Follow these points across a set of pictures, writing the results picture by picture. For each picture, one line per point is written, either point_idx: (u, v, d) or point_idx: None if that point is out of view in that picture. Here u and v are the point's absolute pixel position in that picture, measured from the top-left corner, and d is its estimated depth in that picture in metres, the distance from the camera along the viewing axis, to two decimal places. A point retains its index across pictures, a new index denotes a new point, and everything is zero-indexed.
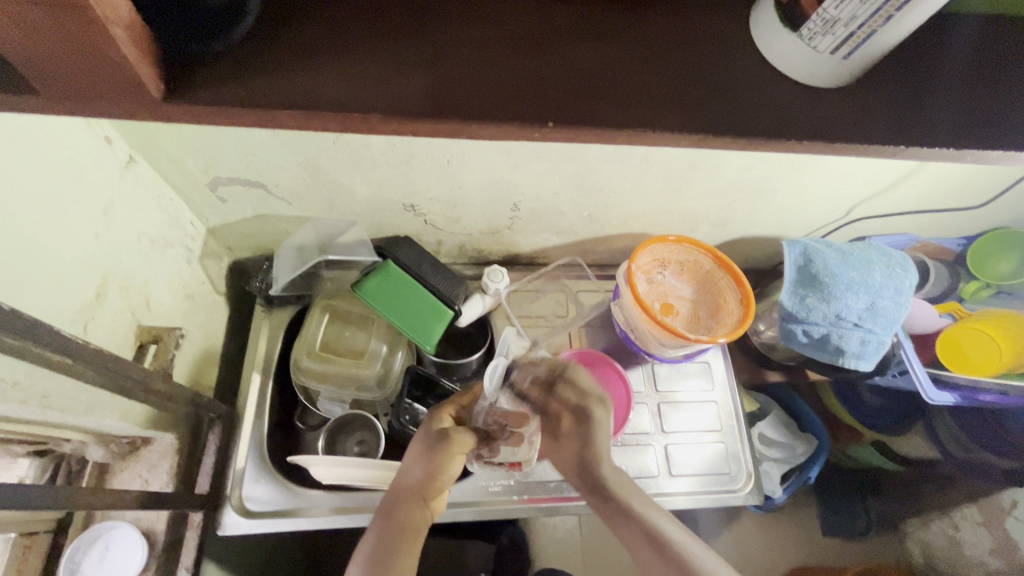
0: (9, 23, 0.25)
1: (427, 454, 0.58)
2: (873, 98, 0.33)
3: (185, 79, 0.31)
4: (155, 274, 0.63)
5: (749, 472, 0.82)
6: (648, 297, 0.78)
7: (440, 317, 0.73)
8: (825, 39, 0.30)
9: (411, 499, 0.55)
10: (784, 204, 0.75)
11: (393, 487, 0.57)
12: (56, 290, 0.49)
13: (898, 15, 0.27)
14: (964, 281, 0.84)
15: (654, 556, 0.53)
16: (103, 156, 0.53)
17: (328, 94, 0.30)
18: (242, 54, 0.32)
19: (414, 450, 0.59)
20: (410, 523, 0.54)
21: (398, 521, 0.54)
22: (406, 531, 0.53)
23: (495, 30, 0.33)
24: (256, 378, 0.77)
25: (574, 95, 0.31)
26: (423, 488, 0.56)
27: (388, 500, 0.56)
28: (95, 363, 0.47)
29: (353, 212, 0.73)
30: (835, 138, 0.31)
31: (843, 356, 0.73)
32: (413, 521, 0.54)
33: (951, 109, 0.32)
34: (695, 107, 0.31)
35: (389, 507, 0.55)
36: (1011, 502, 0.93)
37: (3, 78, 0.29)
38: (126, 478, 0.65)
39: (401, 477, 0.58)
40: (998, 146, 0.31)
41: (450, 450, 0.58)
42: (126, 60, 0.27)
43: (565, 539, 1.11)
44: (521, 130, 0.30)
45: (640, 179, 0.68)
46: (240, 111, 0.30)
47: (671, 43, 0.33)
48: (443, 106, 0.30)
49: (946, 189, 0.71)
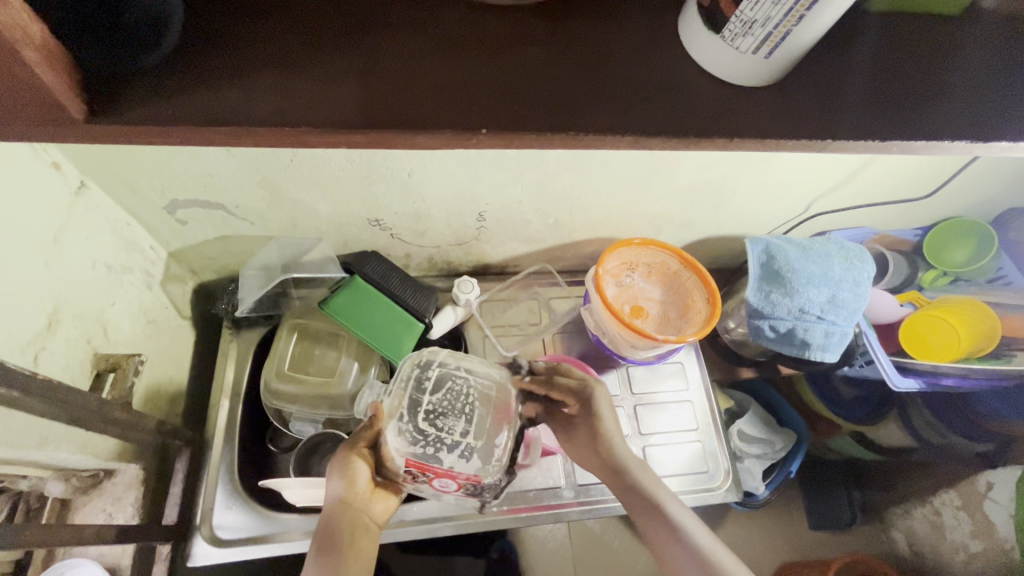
0: None
1: (336, 465, 0.56)
2: (797, 94, 0.34)
3: (111, 101, 0.31)
4: (112, 300, 0.62)
5: (727, 469, 0.83)
6: (618, 301, 0.79)
7: (409, 329, 0.73)
8: (746, 40, 0.31)
9: (348, 512, 0.55)
10: (744, 203, 0.77)
11: (325, 505, 0.55)
12: (4, 320, 0.48)
13: (810, 13, 0.28)
14: (924, 270, 0.87)
15: (662, 531, 0.54)
16: (49, 182, 0.52)
17: (261, 108, 0.30)
18: (170, 69, 0.32)
19: (334, 463, 0.57)
20: (343, 541, 0.52)
21: (332, 540, 0.52)
22: (341, 550, 0.52)
23: (434, 38, 0.33)
24: (225, 403, 0.75)
25: (509, 103, 0.31)
26: (344, 501, 0.55)
27: (320, 523, 0.54)
28: (44, 395, 0.46)
29: (319, 229, 0.73)
30: (762, 134, 0.32)
31: (808, 348, 0.74)
32: (354, 529, 0.54)
33: (872, 102, 0.34)
34: (628, 107, 0.32)
35: (320, 534, 0.53)
36: (987, 485, 0.98)
37: None
38: (89, 512, 0.63)
39: (328, 493, 0.55)
40: (920, 136, 0.32)
41: (352, 454, 0.57)
42: (44, 84, 0.27)
43: (553, 549, 1.09)
44: (455, 138, 0.30)
45: (601, 183, 0.69)
46: (163, 130, 0.30)
47: (611, 45, 0.34)
48: (377, 118, 0.30)
49: (897, 182, 0.74)
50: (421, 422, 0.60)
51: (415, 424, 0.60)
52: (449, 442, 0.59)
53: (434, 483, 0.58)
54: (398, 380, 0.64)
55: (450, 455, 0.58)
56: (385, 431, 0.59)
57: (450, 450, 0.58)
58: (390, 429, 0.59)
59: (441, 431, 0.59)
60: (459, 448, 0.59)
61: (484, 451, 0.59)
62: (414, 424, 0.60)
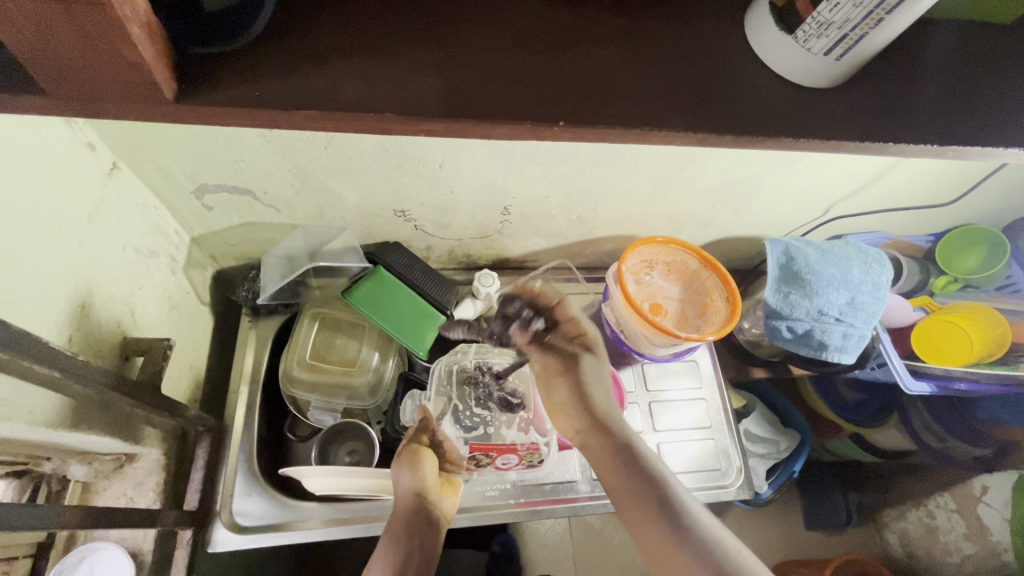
0: (27, 26, 0.25)
1: (403, 460, 0.64)
2: (858, 96, 0.35)
3: (196, 83, 0.31)
4: (140, 284, 0.61)
5: (739, 466, 0.84)
6: (637, 297, 0.79)
7: (430, 320, 0.73)
8: (819, 41, 0.31)
9: (418, 501, 0.62)
10: (766, 204, 0.77)
11: (398, 494, 0.63)
12: (40, 298, 0.47)
13: (889, 17, 0.29)
14: (934, 276, 0.87)
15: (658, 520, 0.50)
16: (85, 162, 0.52)
17: (342, 94, 0.31)
18: (250, 55, 0.32)
19: (402, 459, 0.64)
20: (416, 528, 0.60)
21: (406, 526, 0.60)
22: (414, 535, 0.59)
23: (507, 31, 0.34)
24: (245, 390, 0.75)
25: (582, 97, 0.32)
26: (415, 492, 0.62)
27: (397, 511, 0.61)
28: (83, 375, 0.46)
29: (343, 218, 0.73)
30: (826, 135, 0.33)
31: (826, 350, 0.75)
32: (425, 517, 0.61)
33: (934, 109, 0.35)
34: (696, 105, 0.32)
35: (396, 521, 0.60)
36: (982, 488, 0.97)
37: (16, 79, 0.30)
38: (110, 496, 0.63)
39: (400, 484, 0.63)
40: (978, 143, 0.33)
41: (417, 451, 0.65)
42: (143, 61, 0.27)
43: (556, 543, 1.10)
44: (532, 129, 0.31)
45: (629, 181, 0.69)
46: (244, 112, 0.31)
47: (680, 45, 0.34)
48: (460, 105, 0.31)
49: (919, 188, 0.74)
50: (473, 414, 0.69)
51: (465, 413, 0.69)
52: (502, 421, 0.69)
53: (499, 463, 0.67)
54: (442, 384, 0.71)
55: (510, 432, 0.68)
56: (439, 429, 0.69)
57: (506, 429, 0.68)
58: (449, 424, 0.69)
59: (494, 413, 0.69)
60: (512, 424, 0.68)
61: (535, 423, 0.69)
62: (467, 416, 0.69)
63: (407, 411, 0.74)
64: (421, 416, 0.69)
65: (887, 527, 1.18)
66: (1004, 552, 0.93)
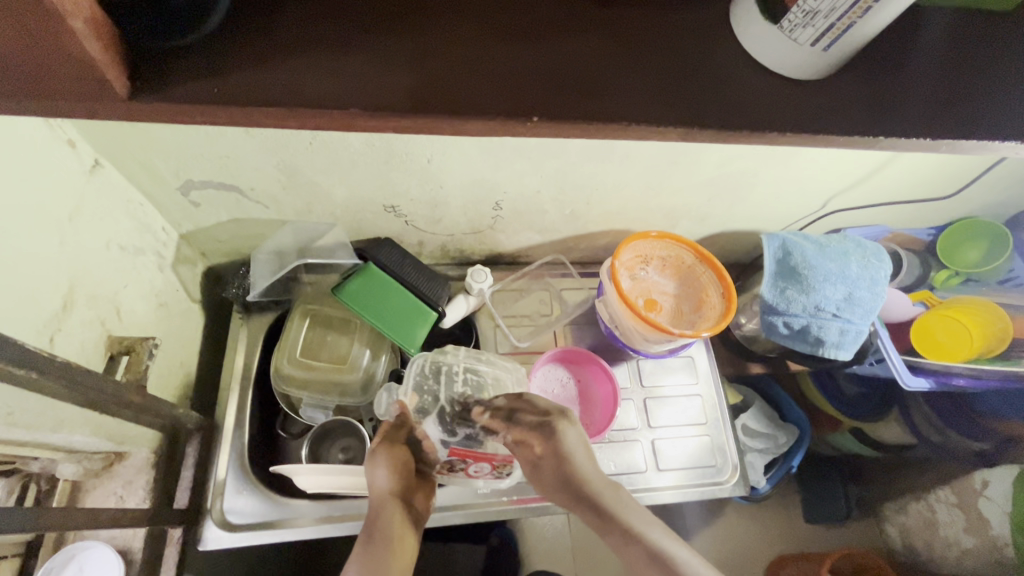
0: None
1: (377, 459, 0.63)
2: (849, 87, 0.33)
3: (156, 78, 0.30)
4: (126, 282, 0.61)
5: (734, 463, 0.83)
6: (632, 293, 0.78)
7: (422, 318, 0.72)
8: (805, 31, 0.30)
9: (391, 501, 0.61)
10: (763, 198, 0.76)
11: (372, 494, 0.62)
12: (20, 299, 0.47)
13: (876, 6, 0.28)
14: (935, 270, 0.87)
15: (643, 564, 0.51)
16: (65, 160, 0.51)
17: (311, 89, 0.30)
18: (213, 49, 0.31)
19: (376, 459, 0.63)
20: (392, 530, 0.59)
21: (381, 530, 0.58)
22: (389, 538, 0.58)
23: (483, 22, 0.33)
24: (236, 387, 0.75)
25: (559, 91, 0.31)
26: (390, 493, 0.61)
27: (371, 511, 0.60)
28: (63, 376, 0.45)
29: (332, 214, 0.72)
30: (812, 129, 0.32)
31: (823, 346, 0.74)
32: (400, 518, 0.60)
33: (927, 101, 0.33)
34: (677, 98, 0.31)
35: (371, 524, 0.59)
36: (983, 482, 0.95)
37: None
38: (100, 494, 0.63)
39: (374, 485, 0.62)
40: (973, 135, 0.32)
41: (389, 450, 0.63)
42: (90, 56, 0.26)
43: (554, 538, 1.10)
44: (506, 124, 0.30)
45: (621, 175, 0.68)
46: (205, 108, 0.30)
47: (662, 35, 0.33)
48: (431, 100, 0.30)
49: (919, 180, 0.73)
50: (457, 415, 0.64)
51: (448, 413, 0.65)
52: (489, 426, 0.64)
53: (472, 469, 0.64)
54: (424, 379, 0.68)
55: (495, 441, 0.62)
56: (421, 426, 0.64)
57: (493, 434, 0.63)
58: (429, 423, 0.64)
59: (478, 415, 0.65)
60: None
61: None
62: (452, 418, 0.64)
63: (381, 403, 0.71)
64: (399, 412, 0.66)
65: (887, 520, 1.17)
66: (1004, 547, 0.92)
